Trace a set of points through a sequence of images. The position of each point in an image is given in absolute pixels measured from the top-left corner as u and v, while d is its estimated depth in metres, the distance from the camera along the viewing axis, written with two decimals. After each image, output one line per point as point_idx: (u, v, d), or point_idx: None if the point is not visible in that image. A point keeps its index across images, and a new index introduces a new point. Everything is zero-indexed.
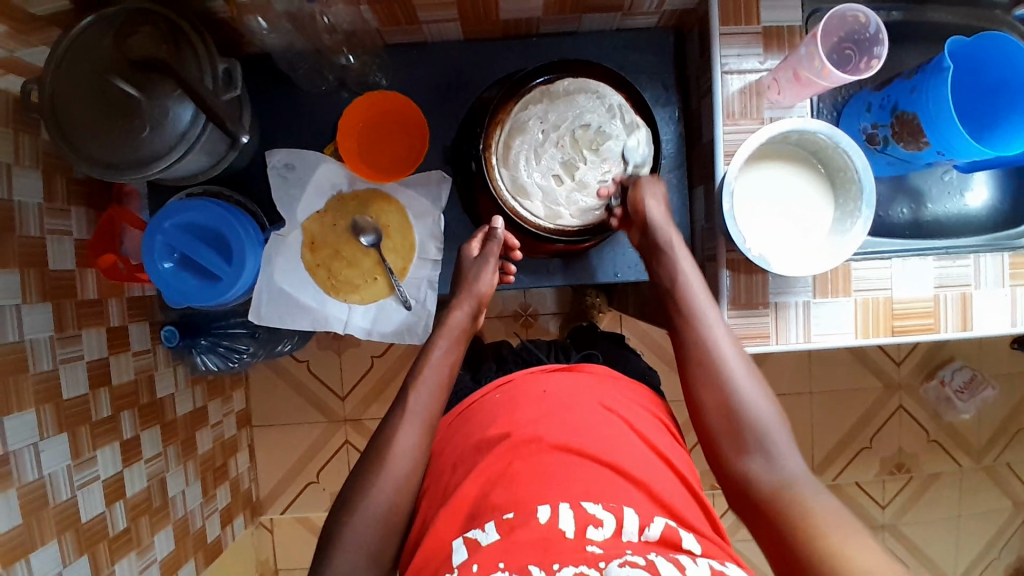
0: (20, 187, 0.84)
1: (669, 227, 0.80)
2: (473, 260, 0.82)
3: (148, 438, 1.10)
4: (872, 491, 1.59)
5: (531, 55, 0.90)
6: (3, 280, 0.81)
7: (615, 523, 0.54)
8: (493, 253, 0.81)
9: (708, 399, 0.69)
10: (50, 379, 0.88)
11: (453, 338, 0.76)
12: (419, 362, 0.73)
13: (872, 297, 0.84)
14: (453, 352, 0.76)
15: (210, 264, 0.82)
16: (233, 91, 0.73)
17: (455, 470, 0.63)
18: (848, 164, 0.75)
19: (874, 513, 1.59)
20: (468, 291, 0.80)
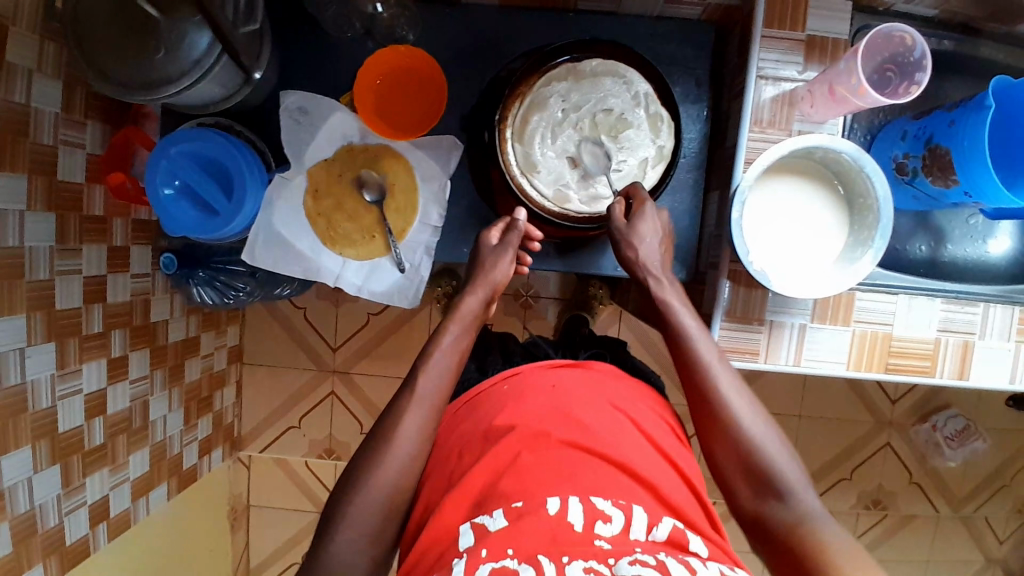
0: (39, 93, 0.84)
1: (663, 271, 0.74)
2: (492, 249, 0.78)
3: (136, 359, 1.11)
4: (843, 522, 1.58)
5: (567, 31, 0.87)
6: (10, 185, 0.82)
7: (623, 520, 0.54)
8: (513, 243, 0.78)
9: (719, 447, 0.65)
10: (45, 288, 0.89)
11: (465, 324, 0.73)
12: (429, 346, 0.71)
13: (871, 330, 0.82)
14: (465, 338, 0.72)
15: (210, 198, 0.82)
16: (254, 24, 0.71)
17: (462, 456, 0.63)
18: (868, 189, 0.72)
19: None
20: (483, 280, 0.75)
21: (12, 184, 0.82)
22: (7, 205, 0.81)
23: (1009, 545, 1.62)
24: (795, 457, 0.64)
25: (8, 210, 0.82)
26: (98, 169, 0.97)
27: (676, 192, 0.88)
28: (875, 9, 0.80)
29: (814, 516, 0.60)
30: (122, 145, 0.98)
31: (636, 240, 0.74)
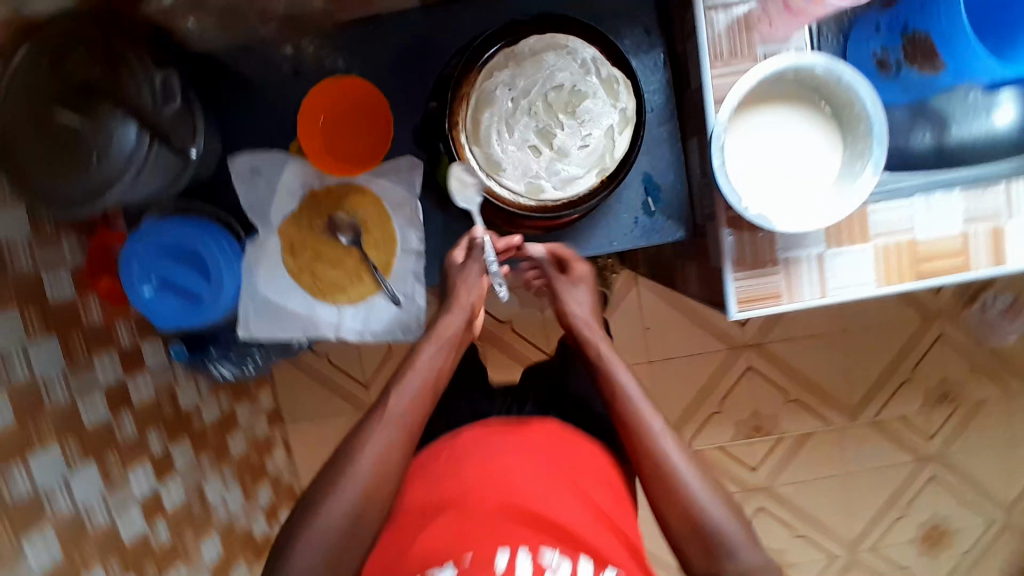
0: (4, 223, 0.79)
1: (597, 336, 0.79)
2: (457, 269, 0.78)
3: (178, 451, 1.11)
4: (915, 424, 1.53)
5: (495, 15, 0.82)
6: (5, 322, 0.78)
7: (534, 565, 0.63)
8: (482, 260, 0.77)
9: (662, 515, 0.68)
10: (70, 412, 0.87)
11: (442, 342, 0.75)
12: (404, 364, 0.73)
13: (893, 241, 0.77)
14: (440, 358, 0.74)
15: (189, 284, 0.81)
16: (175, 102, 0.70)
17: (392, 529, 0.69)
18: (853, 98, 0.67)
19: (917, 446, 1.54)
20: (458, 300, 0.77)
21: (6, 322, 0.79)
22: (6, 346, 0.78)
23: None
24: (740, 515, 0.67)
25: (10, 350, 0.79)
26: (86, 280, 0.93)
27: (652, 149, 0.83)
28: None
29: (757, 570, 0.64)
30: (102, 249, 0.94)
31: (564, 297, 0.80)
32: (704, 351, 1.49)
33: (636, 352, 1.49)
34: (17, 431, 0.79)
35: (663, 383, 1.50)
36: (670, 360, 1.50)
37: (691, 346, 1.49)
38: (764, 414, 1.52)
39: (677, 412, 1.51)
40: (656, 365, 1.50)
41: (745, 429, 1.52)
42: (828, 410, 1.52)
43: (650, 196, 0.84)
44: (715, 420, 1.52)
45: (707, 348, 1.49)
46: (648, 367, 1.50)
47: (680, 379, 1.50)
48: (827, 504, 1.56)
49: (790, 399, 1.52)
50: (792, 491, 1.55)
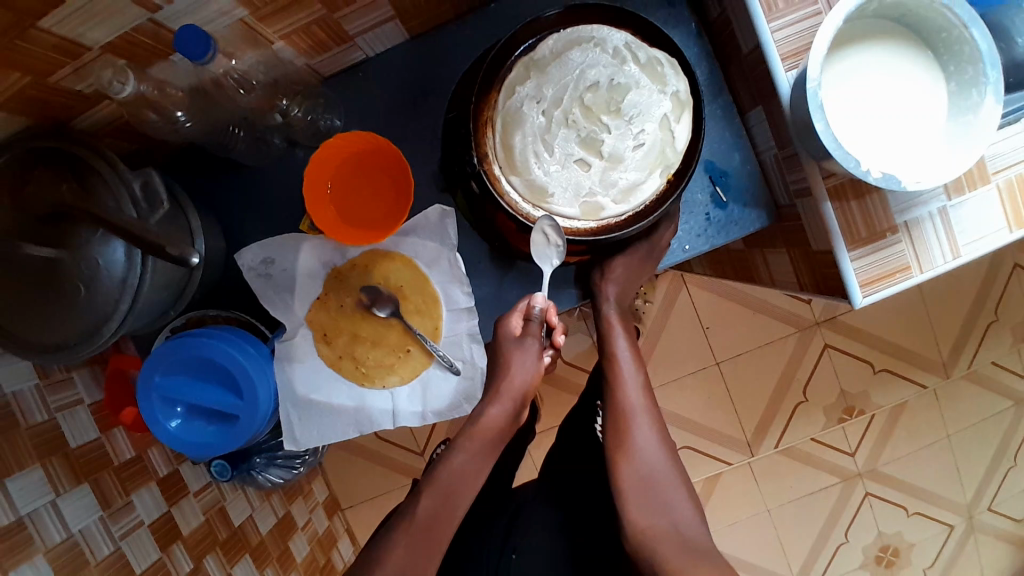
0: (5, 374, 0.66)
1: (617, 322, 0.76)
2: (513, 345, 0.68)
3: (241, 572, 0.93)
4: (1011, 366, 1.37)
5: (496, 26, 0.71)
6: (26, 482, 0.66)
7: None
8: (535, 338, 0.67)
9: (641, 523, 0.68)
10: (113, 564, 0.73)
11: (484, 444, 0.69)
12: (445, 458, 0.69)
13: (1015, 173, 0.63)
14: (483, 461, 0.69)
15: (220, 405, 0.69)
16: (162, 208, 0.59)
17: None
18: (951, 17, 0.54)
19: (1017, 389, 1.38)
20: (505, 391, 0.68)
21: (27, 481, 0.66)
22: (31, 505, 0.66)
23: None
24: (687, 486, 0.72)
25: (35, 509, 0.66)
26: (108, 416, 0.80)
27: (709, 132, 0.72)
28: None
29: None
30: (119, 378, 0.82)
31: (604, 296, 0.74)
32: (774, 339, 1.34)
33: (699, 357, 1.35)
34: None
35: (737, 383, 1.35)
36: (738, 358, 1.35)
37: (756, 338, 1.34)
38: (852, 393, 1.37)
39: (758, 412, 1.36)
40: (725, 365, 1.35)
41: (836, 413, 1.37)
42: (919, 372, 1.37)
43: (718, 185, 0.72)
44: (802, 410, 1.36)
45: (776, 335, 1.34)
46: (716, 370, 1.35)
47: (754, 374, 1.35)
48: (940, 474, 1.39)
49: (878, 368, 1.36)
50: (897, 469, 1.38)
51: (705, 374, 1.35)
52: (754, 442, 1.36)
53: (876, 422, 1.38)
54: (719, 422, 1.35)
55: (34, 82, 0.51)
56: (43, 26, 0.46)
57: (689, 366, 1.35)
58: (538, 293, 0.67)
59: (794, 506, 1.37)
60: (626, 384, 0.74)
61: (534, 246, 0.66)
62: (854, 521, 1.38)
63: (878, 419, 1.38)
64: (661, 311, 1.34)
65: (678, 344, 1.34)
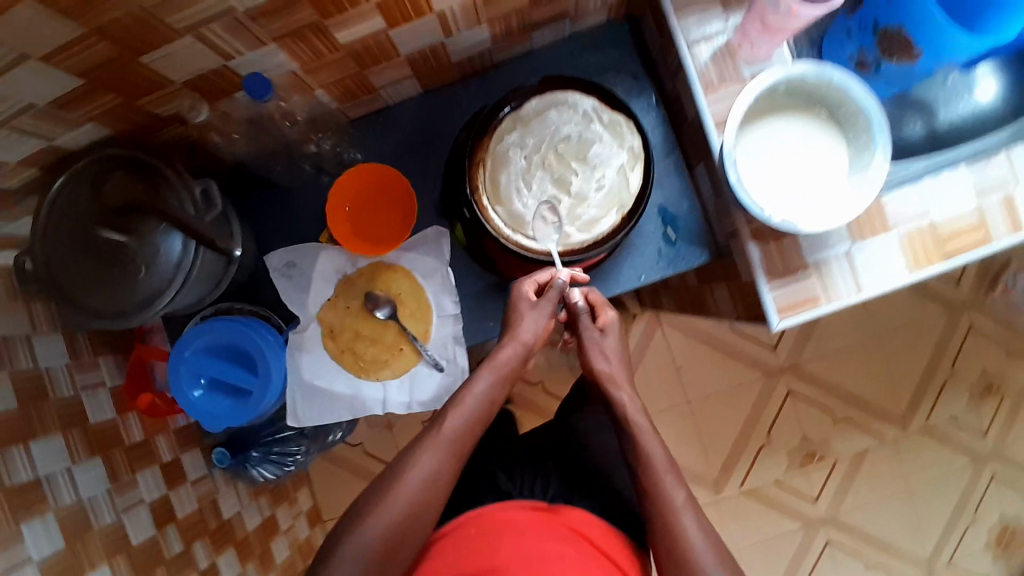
0: (43, 353, 0.79)
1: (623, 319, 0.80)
2: (531, 301, 0.77)
3: (226, 561, 1.02)
4: (967, 422, 1.48)
5: (495, 87, 0.88)
6: (48, 448, 0.76)
7: None
8: (551, 300, 0.77)
9: (650, 490, 0.73)
10: (117, 531, 0.82)
11: (497, 375, 0.75)
12: (458, 392, 0.74)
13: (915, 226, 0.78)
14: (496, 389, 0.75)
15: (239, 381, 0.82)
16: (214, 210, 0.74)
17: None
18: (846, 97, 0.71)
19: (977, 445, 1.48)
20: (513, 335, 0.76)
21: (49, 446, 0.77)
22: (50, 468, 0.76)
23: None
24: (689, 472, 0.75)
25: (53, 471, 0.76)
26: (125, 399, 0.92)
27: (663, 183, 0.87)
28: None
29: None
30: (138, 366, 0.95)
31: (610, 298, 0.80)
32: (742, 382, 1.46)
33: (672, 395, 1.46)
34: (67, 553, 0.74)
35: (705, 422, 1.46)
36: (708, 397, 1.46)
37: (725, 380, 1.46)
38: (814, 438, 1.47)
39: (726, 451, 1.45)
40: (695, 404, 1.46)
41: (799, 456, 1.46)
42: (879, 422, 1.48)
43: (669, 226, 0.86)
44: (767, 453, 1.46)
45: (744, 379, 1.46)
46: (686, 408, 1.46)
47: (724, 415, 1.46)
48: (906, 524, 1.47)
49: (838, 417, 1.47)
50: (858, 517, 1.47)
51: (677, 411, 1.46)
52: (721, 481, 1.45)
53: (839, 469, 1.47)
54: (689, 459, 1.45)
55: (123, 101, 0.66)
56: (142, 60, 0.61)
57: (662, 404, 1.46)
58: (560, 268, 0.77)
59: (757, 546, 1.45)
60: (607, 372, 0.78)
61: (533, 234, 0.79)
62: (816, 566, 1.46)
63: (840, 466, 1.47)
64: (637, 349, 1.47)
65: (653, 382, 1.46)
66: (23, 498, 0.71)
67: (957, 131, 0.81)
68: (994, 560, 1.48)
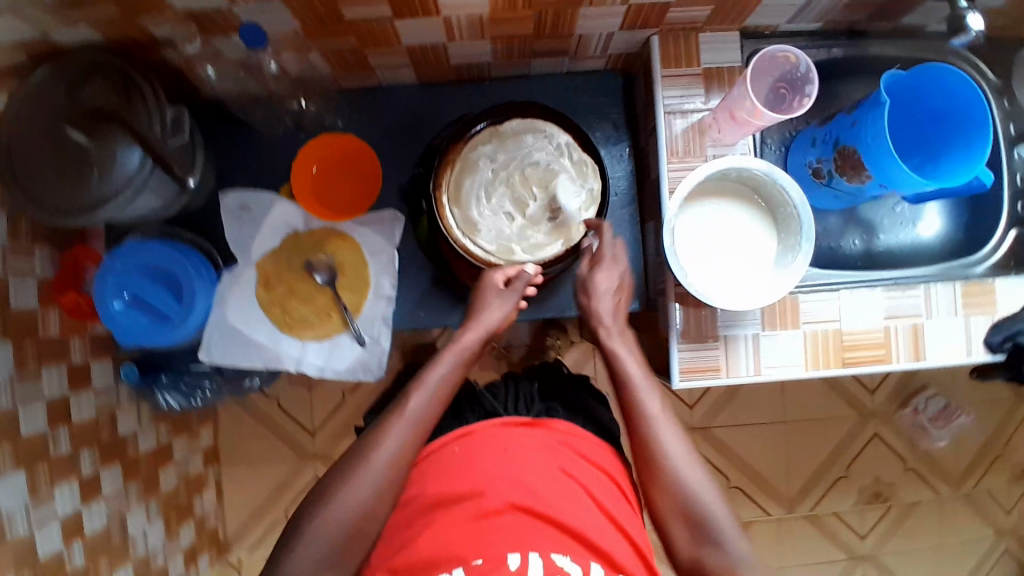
0: None
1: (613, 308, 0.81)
2: (498, 290, 0.79)
3: (107, 476, 1.03)
4: (849, 520, 1.57)
5: (486, 98, 0.92)
6: None
7: None
8: (517, 291, 0.79)
9: (626, 406, 0.74)
10: (6, 417, 0.83)
11: (459, 355, 0.76)
12: (423, 368, 0.74)
13: (823, 329, 0.85)
14: (456, 370, 0.75)
15: (161, 304, 0.82)
16: (181, 138, 0.75)
17: None
18: (786, 199, 0.77)
19: (853, 543, 1.57)
20: (480, 321, 0.77)
21: None
22: None
23: (1019, 514, 1.62)
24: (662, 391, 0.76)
25: None
26: (51, 293, 0.92)
27: (614, 229, 0.92)
28: (761, 33, 0.85)
29: (745, 564, 0.65)
30: (73, 264, 0.95)
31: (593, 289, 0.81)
32: None
33: None
34: None
35: None
36: None
37: None
38: None
39: None
40: None
41: None
42: (768, 500, 1.55)
43: None
44: None
45: None
46: None
47: None
48: None
49: (733, 485, 1.54)
50: None
51: None
52: None
53: None
54: None
55: (122, 14, 0.65)
56: None
57: None
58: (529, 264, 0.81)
59: None
60: (597, 308, 0.80)
61: (486, 234, 0.83)
62: None
63: None
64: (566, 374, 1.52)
65: None
66: None
67: (886, 256, 0.96)
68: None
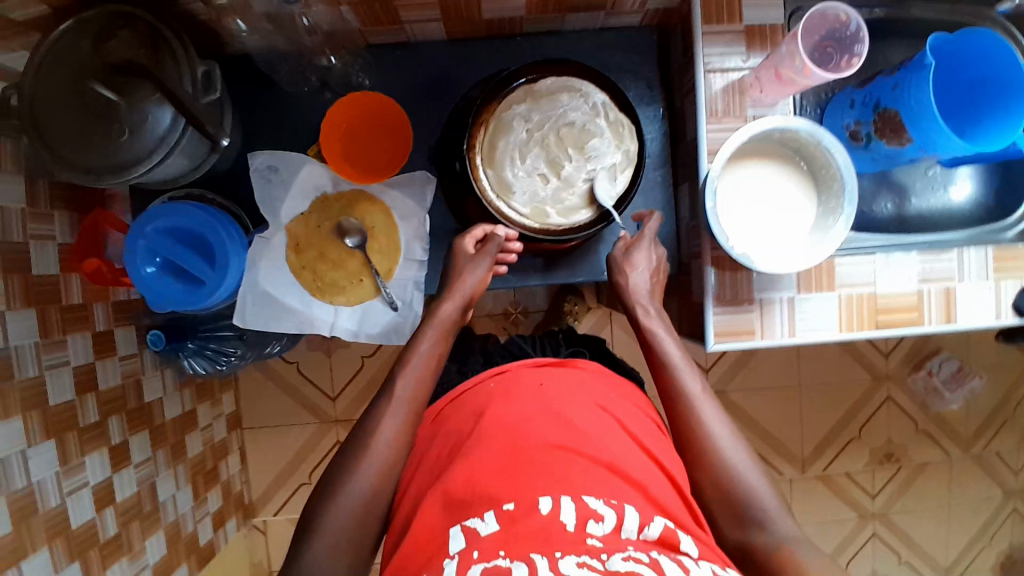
0: None
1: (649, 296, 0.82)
2: (469, 256, 0.82)
3: (137, 443, 1.04)
4: (861, 482, 1.60)
5: (516, 55, 0.89)
6: None
7: None
8: (489, 253, 0.81)
9: (665, 383, 0.75)
10: (35, 386, 0.84)
11: (440, 330, 0.77)
12: (407, 352, 0.75)
13: (857, 292, 0.85)
14: (439, 344, 0.76)
15: (195, 269, 0.81)
16: (212, 94, 0.73)
17: None
18: (829, 161, 0.75)
19: (863, 504, 1.61)
20: (456, 288, 0.79)
21: None
22: None
23: None
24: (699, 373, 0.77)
25: None
26: (71, 260, 0.91)
27: (647, 191, 0.90)
28: None
29: (793, 540, 0.64)
30: (92, 230, 0.93)
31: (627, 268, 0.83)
32: None
33: None
34: None
35: None
36: None
37: None
38: None
39: None
40: None
41: None
42: (783, 461, 1.58)
43: (641, 233, 0.91)
44: None
45: None
46: None
47: None
48: None
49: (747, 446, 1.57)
50: None
51: None
52: None
53: None
54: None
55: None
56: None
57: None
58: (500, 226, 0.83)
59: None
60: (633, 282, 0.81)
61: (518, 195, 0.81)
62: None
63: None
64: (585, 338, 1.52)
65: None
66: None
67: (917, 220, 0.94)
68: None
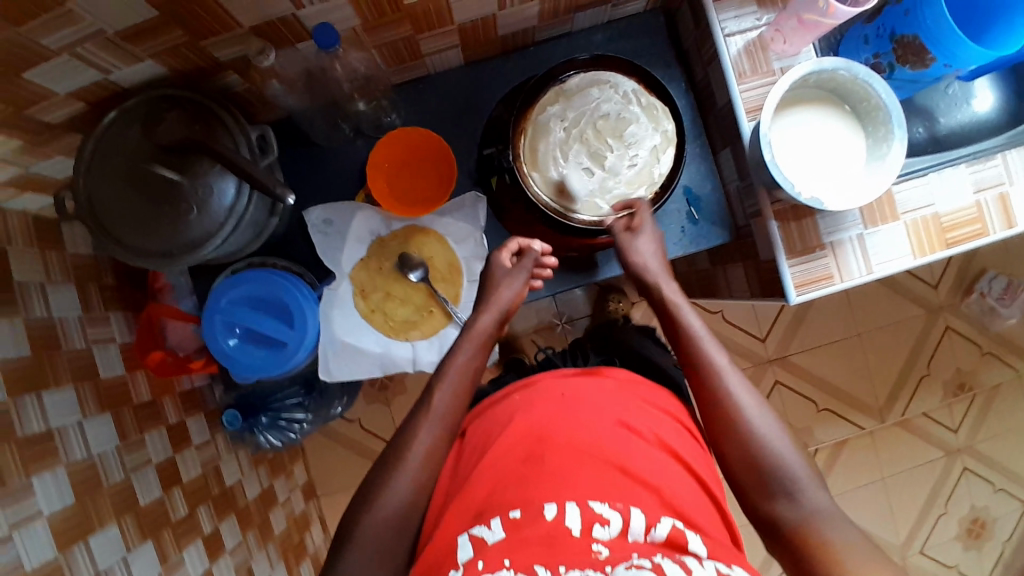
0: (57, 302, 0.77)
1: (663, 278, 0.83)
2: (507, 270, 0.83)
3: (226, 528, 0.98)
4: (941, 418, 1.57)
5: (533, 65, 0.91)
6: (62, 400, 0.74)
7: None
8: (526, 268, 0.84)
9: (688, 359, 0.76)
10: (125, 489, 0.79)
11: (478, 341, 0.79)
12: (443, 363, 0.77)
13: (920, 215, 0.85)
14: (478, 355, 0.78)
15: (273, 331, 0.82)
16: (268, 158, 0.75)
17: None
18: (869, 92, 0.76)
19: (948, 440, 1.58)
20: (494, 301, 0.81)
21: (61, 398, 0.74)
22: (62, 422, 0.73)
23: None
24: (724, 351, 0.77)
25: (65, 425, 0.73)
26: (134, 356, 0.91)
27: (690, 165, 0.92)
28: None
29: (817, 514, 0.64)
30: (149, 324, 0.93)
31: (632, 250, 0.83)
32: None
33: None
34: (74, 509, 0.71)
35: None
36: None
37: None
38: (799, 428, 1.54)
39: None
40: None
41: None
42: (859, 415, 1.56)
43: (692, 207, 0.92)
44: None
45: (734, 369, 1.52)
46: None
47: None
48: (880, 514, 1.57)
49: (821, 406, 1.54)
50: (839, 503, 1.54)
51: None
52: None
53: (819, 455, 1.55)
54: None
55: (188, 39, 0.65)
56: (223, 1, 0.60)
57: None
58: (536, 239, 0.85)
59: None
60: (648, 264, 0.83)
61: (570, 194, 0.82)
62: None
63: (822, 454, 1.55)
64: None
65: None
66: (37, 450, 0.69)
67: (952, 136, 0.92)
68: (966, 549, 1.60)
